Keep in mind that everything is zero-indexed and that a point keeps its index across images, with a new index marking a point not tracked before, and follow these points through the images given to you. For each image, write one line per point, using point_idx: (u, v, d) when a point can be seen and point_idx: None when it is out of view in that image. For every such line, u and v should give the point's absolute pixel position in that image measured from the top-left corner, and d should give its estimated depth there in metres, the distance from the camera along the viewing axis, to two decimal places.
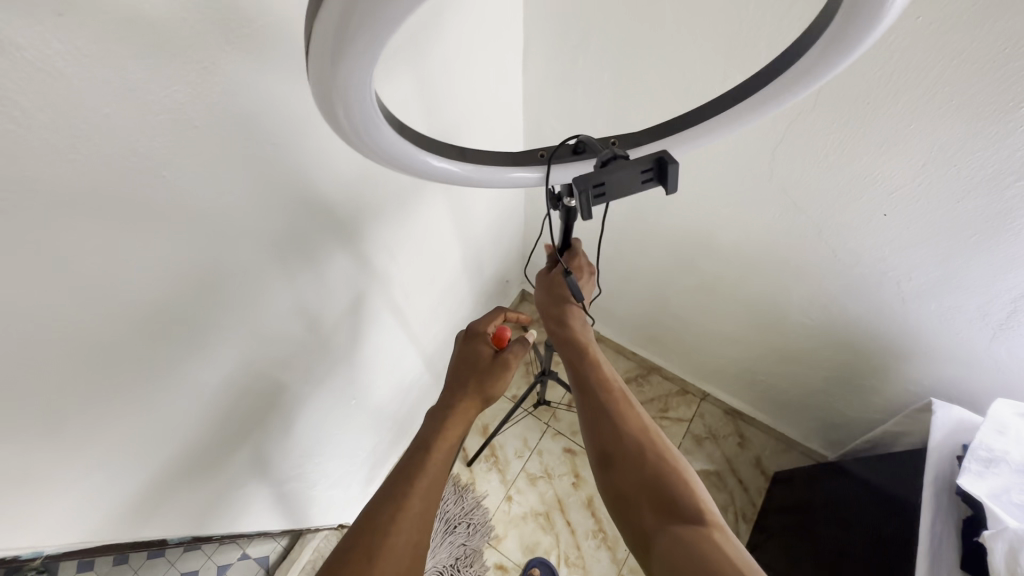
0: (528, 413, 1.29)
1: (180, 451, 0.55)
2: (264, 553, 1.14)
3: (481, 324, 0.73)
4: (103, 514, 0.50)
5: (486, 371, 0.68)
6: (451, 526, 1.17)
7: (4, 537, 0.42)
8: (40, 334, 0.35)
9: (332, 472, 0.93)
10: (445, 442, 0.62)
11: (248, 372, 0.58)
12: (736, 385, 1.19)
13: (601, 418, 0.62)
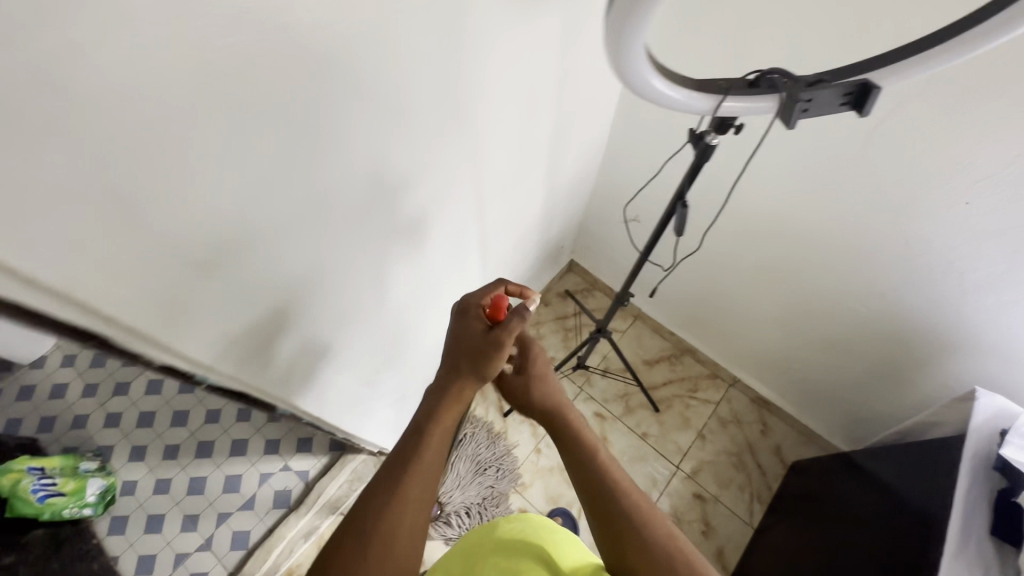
0: (564, 376, 1.35)
1: (322, 324, 0.61)
2: (305, 468, 1.20)
3: (481, 299, 0.65)
4: (267, 365, 0.58)
5: (482, 353, 0.59)
6: (481, 468, 1.22)
7: (216, 360, 0.50)
8: (282, 172, 0.42)
9: (395, 394, 1.00)
10: (441, 427, 0.56)
11: (381, 264, 0.64)
12: (769, 373, 1.25)
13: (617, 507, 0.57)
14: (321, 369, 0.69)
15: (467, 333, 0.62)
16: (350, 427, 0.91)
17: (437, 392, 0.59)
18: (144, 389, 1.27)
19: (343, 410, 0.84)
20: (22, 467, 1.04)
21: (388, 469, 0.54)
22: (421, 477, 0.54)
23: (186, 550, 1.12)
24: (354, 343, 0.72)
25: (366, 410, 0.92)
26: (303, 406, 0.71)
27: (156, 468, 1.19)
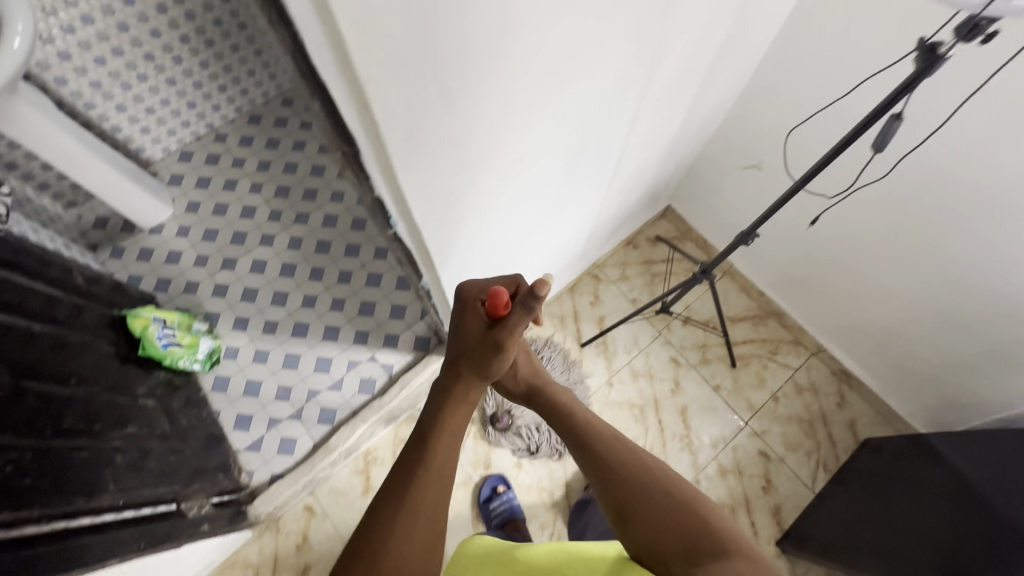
0: (644, 317, 1.36)
1: (492, 198, 0.64)
2: (390, 362, 1.27)
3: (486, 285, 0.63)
4: (445, 225, 0.61)
5: (488, 348, 0.59)
6: None
7: (422, 202, 0.54)
8: (537, 14, 0.43)
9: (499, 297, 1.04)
10: (445, 435, 0.57)
11: (549, 152, 0.66)
12: (862, 344, 1.22)
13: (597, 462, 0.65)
14: (471, 248, 0.73)
15: (464, 328, 0.62)
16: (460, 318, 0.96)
17: (440, 396, 0.61)
18: (249, 267, 1.35)
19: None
20: (150, 315, 1.13)
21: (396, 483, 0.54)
22: (429, 487, 0.53)
23: (278, 416, 1.22)
24: (499, 230, 0.75)
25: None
26: (448, 278, 0.75)
27: (257, 340, 1.28)
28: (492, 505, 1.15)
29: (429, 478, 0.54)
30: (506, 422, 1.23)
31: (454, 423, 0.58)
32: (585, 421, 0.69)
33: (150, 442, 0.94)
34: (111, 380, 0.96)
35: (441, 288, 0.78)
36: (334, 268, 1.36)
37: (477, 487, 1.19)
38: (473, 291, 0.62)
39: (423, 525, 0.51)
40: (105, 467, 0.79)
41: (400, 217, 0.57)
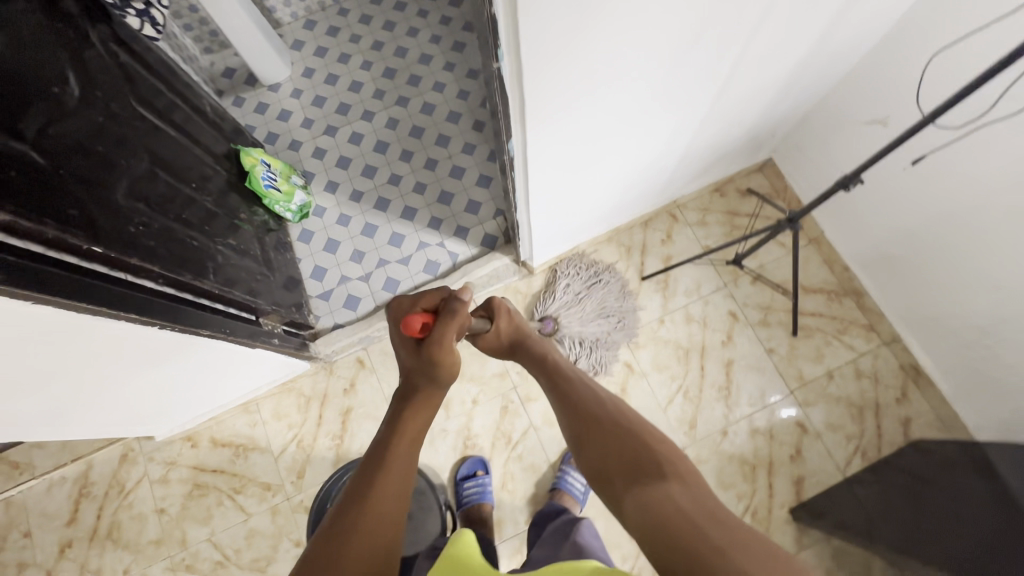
0: (712, 263, 1.33)
1: (598, 57, 0.64)
2: (456, 251, 1.33)
3: (417, 301, 0.70)
4: (549, 71, 0.62)
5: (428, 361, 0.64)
6: (604, 312, 1.29)
7: (539, 30, 0.55)
8: None
9: (572, 197, 1.05)
10: (405, 436, 0.57)
11: (666, 23, 0.64)
12: (944, 340, 1.14)
13: (565, 400, 0.67)
14: (561, 115, 0.74)
15: (400, 345, 0.67)
16: (533, 201, 0.98)
17: (400, 398, 0.62)
18: (348, 138, 1.44)
19: (542, 176, 0.90)
20: (258, 156, 1.24)
21: (352, 492, 0.51)
22: (386, 493, 0.51)
23: (349, 275, 1.33)
24: (591, 107, 0.75)
25: (552, 190, 0.98)
26: (533, 141, 0.77)
27: (343, 204, 1.39)
28: (466, 485, 1.17)
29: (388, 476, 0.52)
30: (550, 327, 1.26)
31: (414, 426, 0.59)
32: (560, 366, 0.73)
33: (242, 259, 1.08)
34: (221, 198, 1.09)
35: (523, 151, 0.80)
36: (423, 153, 1.41)
37: (458, 466, 1.21)
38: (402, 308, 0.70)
39: (385, 522, 0.49)
40: (206, 261, 0.92)
41: (508, 52, 0.59)
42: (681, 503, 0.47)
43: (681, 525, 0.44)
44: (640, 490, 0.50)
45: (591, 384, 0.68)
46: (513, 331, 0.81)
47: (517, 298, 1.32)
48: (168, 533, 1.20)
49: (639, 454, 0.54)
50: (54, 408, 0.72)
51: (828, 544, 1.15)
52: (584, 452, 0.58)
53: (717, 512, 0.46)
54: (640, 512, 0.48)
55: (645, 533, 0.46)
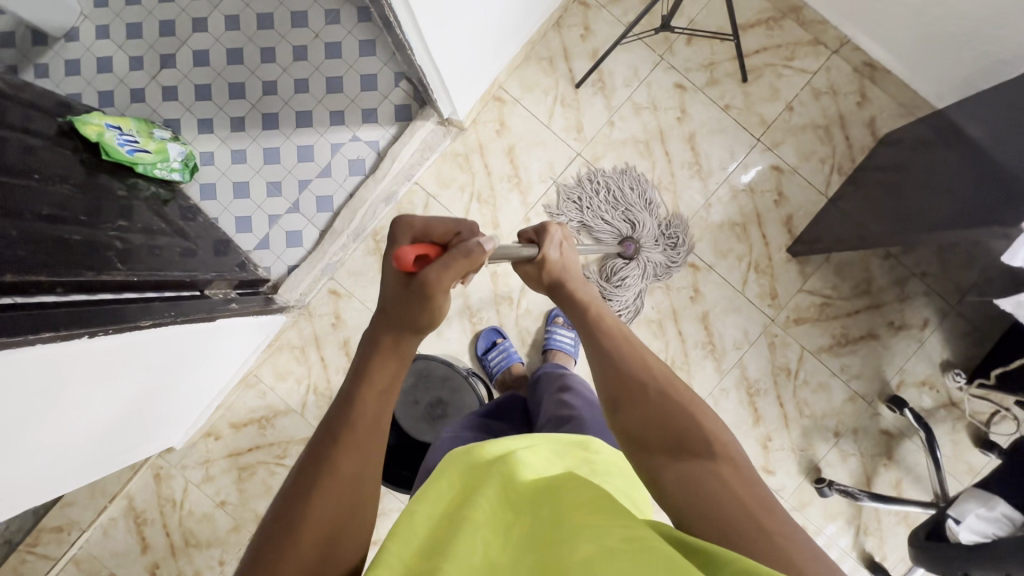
0: (641, 39, 1.20)
1: None
2: (374, 138, 1.18)
3: (424, 227, 0.55)
4: None
5: (415, 299, 0.49)
6: (665, 233, 1.19)
7: None
8: None
9: (473, 21, 0.89)
10: (372, 390, 0.50)
11: None
12: (893, 21, 1.08)
13: (596, 363, 0.61)
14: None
15: (382, 273, 0.52)
16: (433, 35, 0.83)
17: (366, 342, 0.52)
18: (193, 61, 1.19)
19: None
20: (101, 122, 1.01)
21: (314, 450, 0.47)
22: (352, 455, 0.46)
23: (277, 212, 1.19)
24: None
25: (449, 15, 0.81)
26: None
27: (228, 140, 1.19)
28: (490, 356, 1.16)
29: (352, 439, 0.47)
30: (633, 249, 1.17)
31: (382, 377, 0.50)
32: (598, 319, 0.66)
33: (152, 238, 0.93)
34: (86, 182, 0.91)
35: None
36: (285, 44, 1.18)
37: (474, 342, 1.19)
38: (403, 240, 0.54)
39: (339, 489, 0.45)
40: (107, 252, 0.79)
41: None
42: (731, 485, 0.48)
43: (736, 519, 0.45)
44: (689, 470, 0.49)
45: (631, 339, 0.63)
46: (560, 264, 0.72)
47: (460, 161, 1.21)
48: (240, 517, 1.22)
49: (686, 431, 0.52)
50: (55, 460, 0.66)
51: (828, 265, 1.21)
52: (621, 417, 0.55)
53: (767, 501, 0.47)
54: (685, 493, 0.48)
55: (689, 514, 0.46)
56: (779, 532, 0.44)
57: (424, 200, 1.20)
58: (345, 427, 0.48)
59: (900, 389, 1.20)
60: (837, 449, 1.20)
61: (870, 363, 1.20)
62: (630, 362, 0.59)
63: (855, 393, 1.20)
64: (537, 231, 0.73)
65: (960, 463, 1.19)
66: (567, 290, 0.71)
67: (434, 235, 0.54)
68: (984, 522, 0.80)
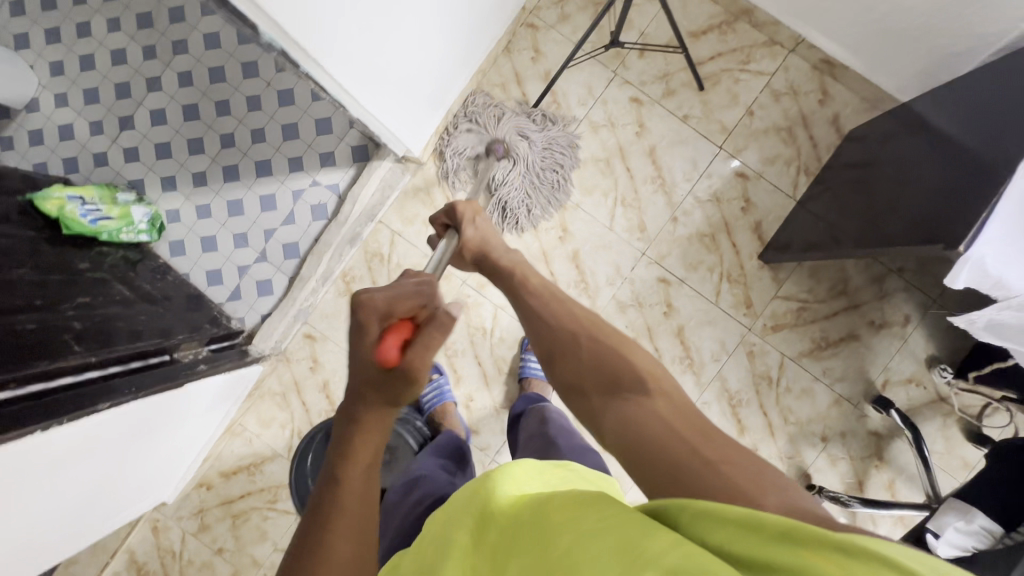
0: (592, 57, 1.19)
1: None
2: (334, 182, 1.19)
3: (388, 305, 0.49)
4: None
5: (401, 386, 0.46)
6: (543, 162, 1.17)
7: None
8: None
9: (406, 68, 0.89)
10: (358, 465, 0.46)
11: None
12: (844, 17, 1.05)
13: (534, 327, 0.66)
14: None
15: (356, 360, 0.48)
16: (362, 91, 0.83)
17: (344, 419, 0.48)
18: (150, 121, 1.20)
19: (345, 54, 0.74)
20: (62, 195, 1.04)
21: (302, 546, 0.43)
22: (344, 539, 0.43)
23: (246, 263, 1.21)
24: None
25: (376, 70, 0.82)
26: (289, 14, 0.62)
27: (192, 196, 1.21)
28: (423, 393, 1.14)
29: (342, 523, 0.44)
30: (504, 150, 1.13)
31: (367, 452, 0.47)
32: (527, 283, 0.71)
33: (120, 309, 0.96)
34: (47, 259, 0.93)
35: (291, 35, 0.65)
36: (238, 95, 1.18)
37: None
38: (371, 327, 0.48)
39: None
40: (66, 335, 0.81)
41: None
42: (662, 412, 0.50)
43: (665, 438, 0.47)
44: (622, 407, 0.52)
45: (564, 299, 0.67)
46: (478, 238, 0.77)
47: (422, 196, 1.21)
48: (237, 563, 1.24)
49: (618, 371, 0.56)
50: (36, 550, 0.68)
51: (801, 268, 1.19)
52: (560, 373, 0.60)
53: (702, 426, 0.48)
54: (619, 427, 0.50)
55: (630, 444, 0.48)
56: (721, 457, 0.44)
57: (389, 238, 1.21)
58: (331, 514, 0.44)
59: (886, 388, 1.17)
60: (826, 454, 1.18)
61: (852, 364, 1.18)
62: (564, 321, 0.64)
63: (840, 395, 1.18)
64: (449, 210, 0.79)
65: (953, 459, 1.16)
66: (492, 261, 0.77)
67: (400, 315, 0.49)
68: (964, 536, 0.79)
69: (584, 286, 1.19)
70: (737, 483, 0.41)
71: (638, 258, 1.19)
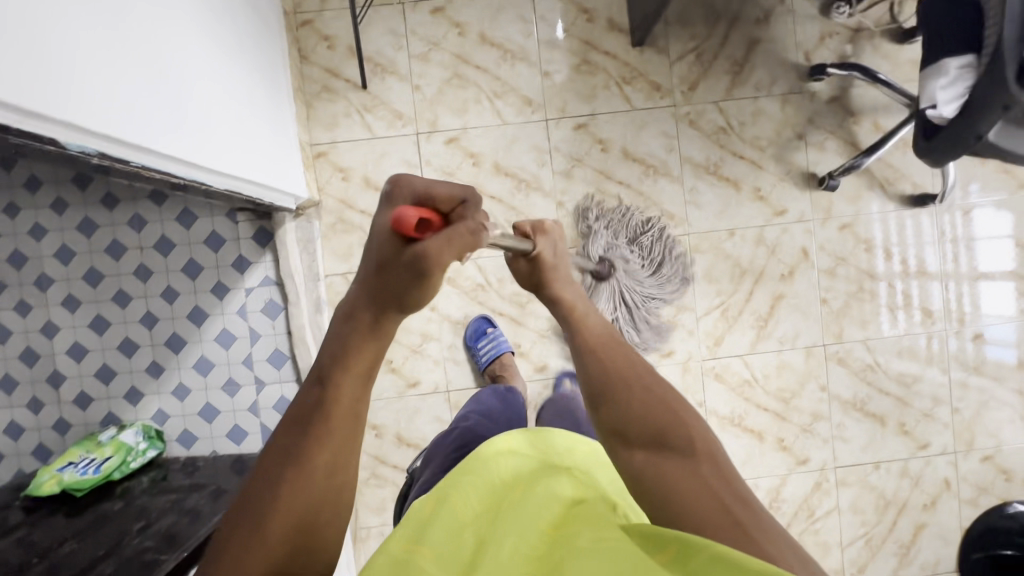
0: (373, 6, 1.16)
1: None
2: (262, 275, 1.14)
3: (423, 185, 0.41)
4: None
5: (406, 270, 0.41)
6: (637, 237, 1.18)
7: None
8: None
9: (228, 116, 0.85)
10: (353, 372, 0.46)
11: None
12: None
13: (580, 362, 0.55)
14: (83, 64, 0.52)
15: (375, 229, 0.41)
16: (217, 159, 0.81)
17: (344, 321, 0.47)
18: (76, 359, 1.14)
19: (192, 140, 0.74)
20: (52, 471, 0.98)
21: (298, 417, 0.46)
22: (329, 439, 0.45)
23: (252, 400, 1.16)
24: (92, 23, 0.54)
25: (214, 132, 0.80)
26: (111, 124, 0.57)
27: (162, 387, 1.15)
28: (481, 346, 1.15)
29: (330, 425, 0.45)
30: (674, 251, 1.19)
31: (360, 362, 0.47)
32: (579, 315, 0.57)
33: (178, 514, 0.90)
34: (82, 528, 0.87)
35: (124, 140, 0.59)
36: (128, 275, 1.14)
37: (464, 333, 1.18)
38: (403, 198, 0.40)
39: (316, 481, 0.44)
40: (151, 558, 0.76)
41: None
42: (713, 487, 0.47)
43: (718, 525, 0.44)
44: (671, 471, 0.47)
45: (625, 344, 0.56)
46: (552, 249, 0.58)
47: (342, 227, 1.17)
48: None
49: (671, 433, 0.49)
50: None
51: (674, 26, 1.19)
52: (605, 418, 0.51)
53: (744, 496, 0.47)
54: (665, 489, 0.46)
55: (678, 516, 0.45)
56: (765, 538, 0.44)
57: (345, 282, 1.18)
58: (322, 413, 0.45)
59: (813, 59, 1.19)
60: (812, 146, 1.19)
61: (773, 64, 1.19)
62: (613, 365, 0.54)
63: (784, 94, 1.19)
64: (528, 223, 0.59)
65: (904, 66, 1.19)
66: (548, 290, 0.59)
67: (438, 203, 0.41)
68: (952, 88, 0.81)
69: (526, 184, 1.18)
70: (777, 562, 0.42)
71: (546, 126, 1.18)
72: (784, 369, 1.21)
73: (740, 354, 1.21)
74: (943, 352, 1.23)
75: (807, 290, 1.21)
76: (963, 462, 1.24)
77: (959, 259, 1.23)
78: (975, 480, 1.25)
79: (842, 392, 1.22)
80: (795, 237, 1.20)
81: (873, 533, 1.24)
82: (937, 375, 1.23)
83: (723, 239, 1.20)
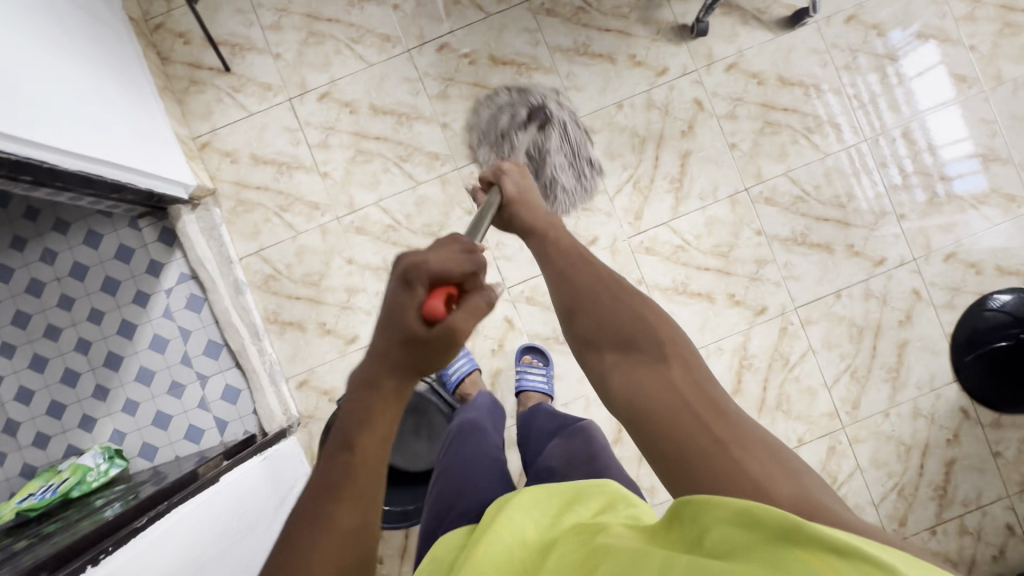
0: None
1: None
2: (178, 273, 1.16)
3: (433, 261, 0.49)
4: None
5: (433, 342, 0.48)
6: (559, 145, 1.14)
7: None
8: None
9: (72, 99, 0.85)
10: (373, 436, 0.47)
11: None
12: None
13: (558, 284, 0.59)
14: None
15: (395, 297, 0.49)
16: (64, 140, 0.81)
17: (369, 388, 0.49)
18: (23, 404, 1.14)
19: (19, 117, 0.73)
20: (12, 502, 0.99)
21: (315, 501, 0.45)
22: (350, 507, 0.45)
23: (200, 397, 1.17)
24: None
25: (53, 114, 0.79)
26: None
27: (112, 408, 1.16)
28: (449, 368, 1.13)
29: (349, 492, 0.45)
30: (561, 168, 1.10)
31: (383, 428, 0.48)
32: (563, 246, 0.63)
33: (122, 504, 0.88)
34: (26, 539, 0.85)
35: None
36: (53, 309, 1.15)
37: None
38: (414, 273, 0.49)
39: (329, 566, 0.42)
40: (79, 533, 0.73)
41: None
42: (679, 392, 0.46)
43: (680, 415, 0.44)
44: (635, 371, 0.49)
45: (597, 264, 0.59)
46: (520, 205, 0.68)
47: (243, 208, 1.19)
48: None
49: (637, 337, 0.51)
50: None
51: None
52: (576, 328, 0.55)
53: (718, 401, 0.46)
54: (630, 390, 0.48)
55: (640, 417, 0.46)
56: (738, 444, 0.42)
57: (260, 259, 1.18)
58: (342, 486, 0.45)
59: None
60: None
61: None
62: (583, 283, 0.57)
63: None
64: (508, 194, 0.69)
65: None
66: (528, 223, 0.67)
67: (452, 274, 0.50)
68: None
69: (406, 117, 1.18)
70: (751, 474, 0.39)
71: (410, 57, 1.19)
72: (713, 225, 1.18)
73: (664, 221, 1.18)
74: (870, 163, 1.19)
75: (712, 139, 1.18)
76: (927, 268, 1.19)
77: (857, 66, 1.19)
78: (944, 282, 1.19)
79: (778, 231, 1.18)
80: (684, 91, 1.18)
81: (856, 366, 1.19)
82: (872, 188, 1.19)
83: (614, 113, 1.18)
